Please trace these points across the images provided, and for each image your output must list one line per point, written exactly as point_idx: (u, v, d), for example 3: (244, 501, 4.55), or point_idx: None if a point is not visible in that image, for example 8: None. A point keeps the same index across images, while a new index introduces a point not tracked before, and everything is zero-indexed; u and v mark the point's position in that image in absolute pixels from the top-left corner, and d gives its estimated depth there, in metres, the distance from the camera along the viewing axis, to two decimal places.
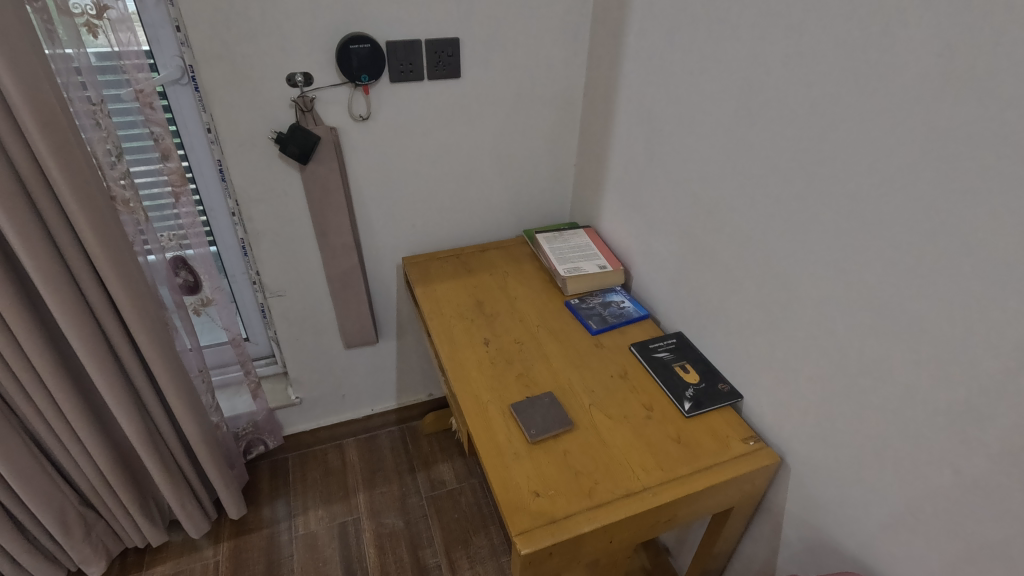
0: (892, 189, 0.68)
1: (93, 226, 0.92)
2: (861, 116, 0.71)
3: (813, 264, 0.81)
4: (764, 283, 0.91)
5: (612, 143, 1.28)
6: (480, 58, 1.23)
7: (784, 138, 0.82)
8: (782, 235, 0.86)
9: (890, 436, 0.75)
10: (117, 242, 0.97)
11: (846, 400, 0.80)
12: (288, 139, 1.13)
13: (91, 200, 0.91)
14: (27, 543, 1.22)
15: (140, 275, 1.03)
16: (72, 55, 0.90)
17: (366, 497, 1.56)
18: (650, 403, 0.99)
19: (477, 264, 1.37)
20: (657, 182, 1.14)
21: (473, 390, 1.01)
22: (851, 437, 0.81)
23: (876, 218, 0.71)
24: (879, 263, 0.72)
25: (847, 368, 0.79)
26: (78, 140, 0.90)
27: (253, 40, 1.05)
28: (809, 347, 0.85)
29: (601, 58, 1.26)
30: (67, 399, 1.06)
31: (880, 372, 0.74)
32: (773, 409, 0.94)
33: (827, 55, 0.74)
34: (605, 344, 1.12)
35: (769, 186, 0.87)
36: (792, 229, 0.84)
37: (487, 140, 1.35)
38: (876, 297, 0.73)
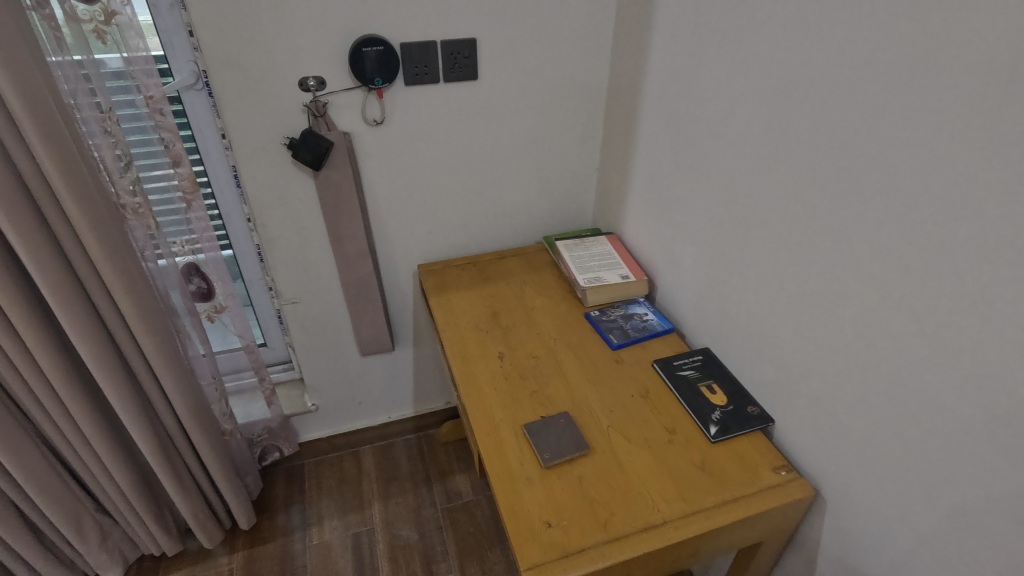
0: (938, 203, 0.61)
1: (97, 239, 0.90)
2: (907, 119, 0.63)
3: (849, 282, 0.74)
4: (796, 300, 0.84)
5: (636, 146, 1.22)
6: (497, 59, 1.18)
7: (818, 143, 0.75)
8: (816, 249, 0.79)
9: (935, 473, 0.67)
10: (120, 255, 0.95)
11: (888, 433, 0.73)
12: (300, 145, 1.10)
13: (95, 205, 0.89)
14: (45, 548, 1.24)
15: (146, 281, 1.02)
16: (81, 61, 0.89)
17: (380, 507, 1.54)
18: (673, 425, 0.93)
19: (493, 272, 1.32)
20: (684, 188, 1.07)
21: (485, 408, 0.96)
22: (893, 472, 0.73)
23: (921, 235, 0.64)
24: (927, 283, 0.64)
25: (889, 397, 0.72)
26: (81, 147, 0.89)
27: (263, 44, 1.03)
28: (846, 372, 0.77)
29: (625, 57, 1.20)
30: (81, 411, 1.06)
31: (926, 404, 0.67)
32: (806, 435, 0.87)
33: (866, 52, 0.67)
34: (626, 360, 1.06)
35: (804, 195, 0.79)
36: (827, 242, 0.77)
37: (505, 145, 1.30)
38: (919, 322, 0.66)
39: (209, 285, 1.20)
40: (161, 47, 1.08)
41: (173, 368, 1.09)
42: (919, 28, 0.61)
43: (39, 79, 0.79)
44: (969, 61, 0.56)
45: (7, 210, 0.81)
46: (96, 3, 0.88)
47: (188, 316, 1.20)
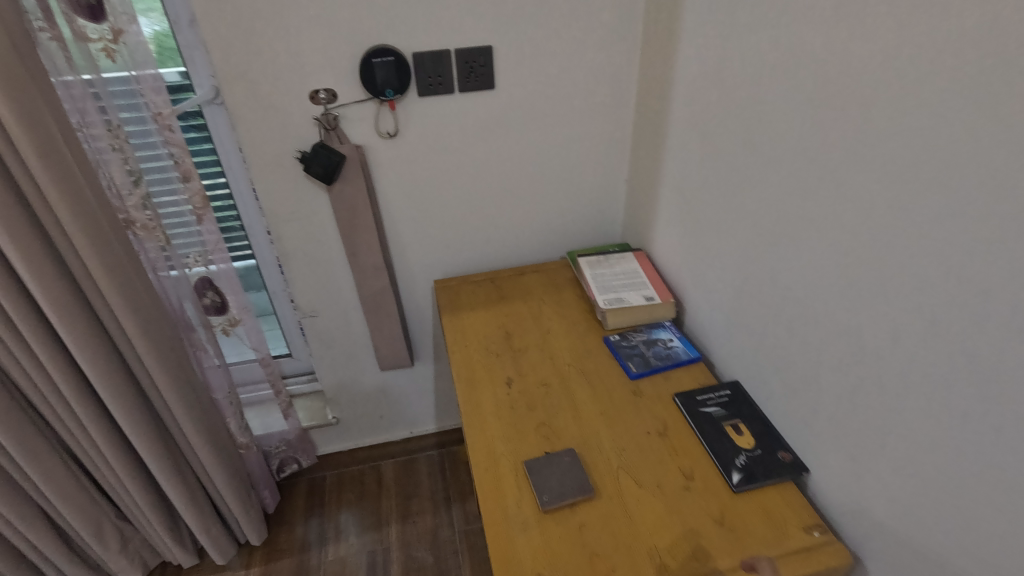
0: (1016, 233, 0.51)
1: (95, 253, 0.92)
2: (975, 130, 0.53)
3: (901, 321, 0.63)
4: (835, 337, 0.73)
5: (666, 157, 1.13)
6: (516, 67, 1.12)
7: (865, 158, 0.65)
8: (860, 280, 0.68)
9: (1006, 557, 0.56)
10: (119, 269, 0.97)
11: (944, 502, 0.62)
12: (312, 159, 1.08)
13: (98, 226, 0.92)
14: (70, 551, 1.29)
15: (148, 298, 1.05)
16: (90, 80, 0.92)
17: (397, 526, 1.51)
18: (691, 469, 0.84)
19: (511, 290, 1.26)
20: (714, 205, 0.98)
21: (486, 441, 0.90)
22: (955, 548, 0.62)
23: (993, 270, 0.53)
24: (998, 327, 0.53)
25: (950, 460, 0.60)
26: (85, 166, 0.92)
27: (275, 58, 1.01)
28: (895, 425, 0.66)
29: (654, 61, 1.12)
30: (91, 419, 1.09)
31: (993, 472, 0.56)
32: (847, 491, 0.76)
33: (924, 52, 0.57)
34: (645, 392, 0.98)
35: (846, 218, 0.69)
36: (873, 273, 0.66)
37: (527, 156, 1.24)
38: (989, 373, 0.55)
39: (223, 299, 1.21)
40: (181, 63, 1.09)
41: (172, 386, 1.11)
42: (991, 22, 0.50)
43: (39, 99, 0.82)
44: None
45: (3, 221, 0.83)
46: (105, 23, 0.91)
47: (204, 329, 1.22)
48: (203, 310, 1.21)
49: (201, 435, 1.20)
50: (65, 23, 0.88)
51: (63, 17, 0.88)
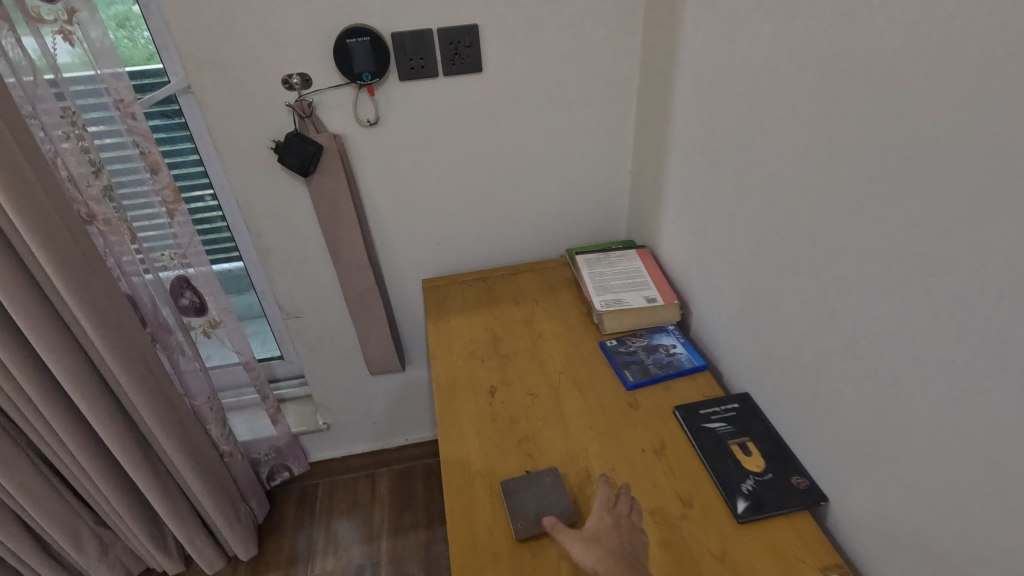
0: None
1: (50, 249, 0.85)
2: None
3: (943, 325, 0.52)
4: (859, 345, 0.63)
5: (671, 144, 1.03)
6: (506, 48, 1.04)
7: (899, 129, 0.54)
8: (888, 276, 0.57)
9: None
10: (78, 266, 0.90)
11: (994, 549, 0.51)
12: (286, 149, 1.01)
13: (51, 221, 0.85)
14: (50, 558, 1.23)
15: (113, 298, 0.98)
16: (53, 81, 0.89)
17: (388, 539, 1.43)
18: (690, 495, 0.74)
19: (504, 291, 1.17)
20: (722, 195, 0.87)
21: (461, 456, 0.82)
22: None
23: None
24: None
25: (1002, 496, 0.49)
26: (37, 156, 0.86)
27: (244, 40, 0.95)
28: (936, 452, 0.55)
29: (657, 39, 1.02)
30: (61, 422, 1.03)
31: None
32: (873, 524, 0.65)
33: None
34: (643, 404, 0.87)
35: (869, 203, 0.58)
36: (905, 270, 0.55)
37: (521, 146, 1.15)
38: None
39: (202, 299, 1.15)
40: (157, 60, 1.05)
41: (140, 391, 1.04)
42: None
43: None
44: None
45: None
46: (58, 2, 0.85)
47: (182, 331, 1.16)
48: (181, 311, 1.15)
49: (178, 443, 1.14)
50: (14, 3, 0.83)
51: None
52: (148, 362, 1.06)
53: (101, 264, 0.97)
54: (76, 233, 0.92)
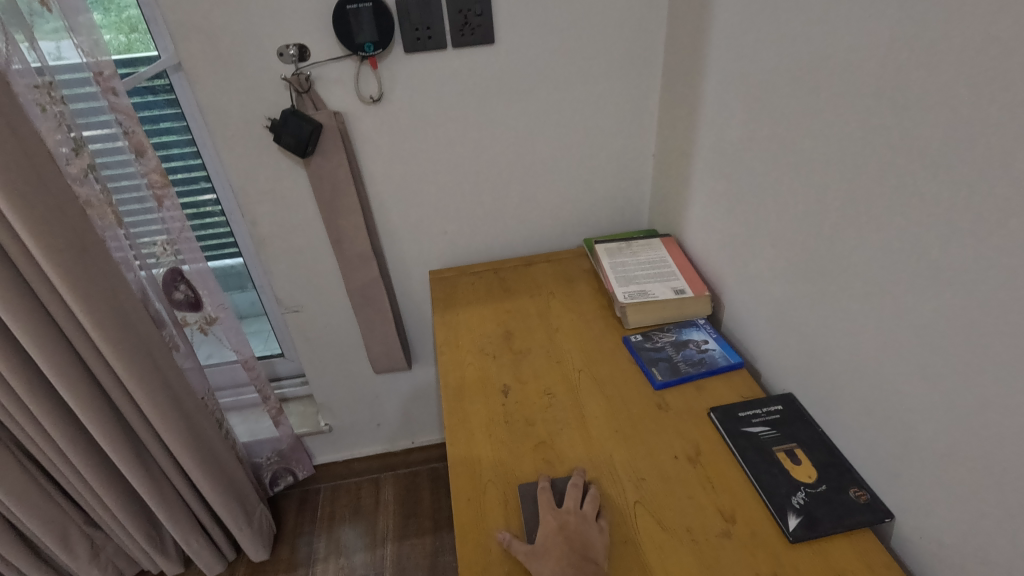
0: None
1: (36, 229, 0.78)
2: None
3: None
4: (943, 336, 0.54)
5: (700, 121, 0.94)
6: (520, 18, 0.95)
7: (1003, 72, 0.45)
8: (985, 251, 0.48)
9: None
10: (69, 250, 0.83)
11: None
12: (282, 128, 0.93)
13: (36, 203, 0.78)
14: (39, 560, 1.16)
15: (108, 284, 0.90)
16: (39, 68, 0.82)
17: (392, 548, 1.34)
18: (732, 510, 0.64)
19: (518, 283, 1.09)
20: (763, 172, 0.78)
21: (471, 463, 0.73)
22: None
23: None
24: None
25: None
26: (24, 130, 0.79)
27: (234, 8, 0.87)
28: None
29: (685, 6, 0.93)
30: (48, 419, 0.96)
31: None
32: (953, 546, 0.55)
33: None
34: (673, 406, 0.78)
35: (965, 165, 0.49)
36: (1013, 243, 0.46)
37: (536, 127, 1.06)
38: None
39: (197, 295, 1.08)
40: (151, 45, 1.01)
41: (141, 386, 0.96)
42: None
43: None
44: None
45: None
46: None
47: (176, 328, 1.09)
48: (175, 307, 1.08)
49: (183, 446, 1.06)
50: None
51: None
52: (153, 355, 1.00)
53: (99, 245, 0.90)
54: (67, 213, 0.84)
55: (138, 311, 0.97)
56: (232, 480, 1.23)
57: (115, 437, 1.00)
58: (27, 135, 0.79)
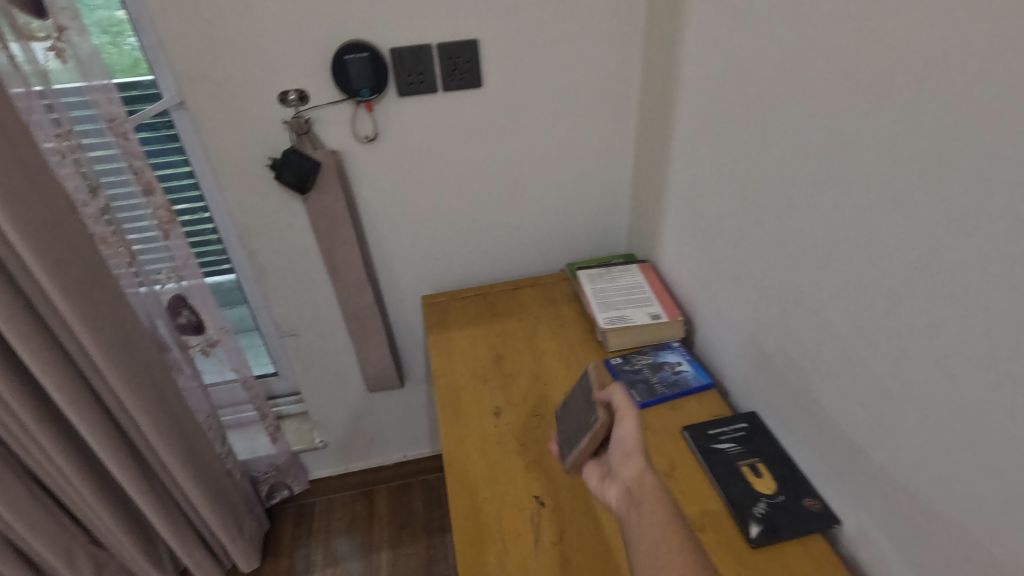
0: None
1: (49, 266, 0.83)
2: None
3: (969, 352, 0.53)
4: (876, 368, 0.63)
5: (672, 160, 1.02)
6: (506, 64, 1.03)
7: (921, 150, 0.53)
8: (908, 299, 0.57)
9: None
10: (79, 283, 0.88)
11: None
12: (282, 167, 0.99)
13: (52, 242, 0.84)
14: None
15: (115, 312, 0.96)
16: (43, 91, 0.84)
17: (388, 558, 1.40)
18: (702, 520, 0.72)
19: (506, 307, 1.16)
20: (728, 213, 0.87)
21: (466, 480, 0.80)
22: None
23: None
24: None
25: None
26: (43, 172, 0.83)
27: (237, 57, 0.93)
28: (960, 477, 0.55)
29: (657, 54, 1.01)
30: (54, 443, 1.00)
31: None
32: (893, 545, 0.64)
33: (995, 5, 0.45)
34: (650, 424, 0.86)
35: (895, 225, 0.57)
36: (934, 294, 0.54)
37: (521, 161, 1.14)
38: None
39: (200, 317, 1.13)
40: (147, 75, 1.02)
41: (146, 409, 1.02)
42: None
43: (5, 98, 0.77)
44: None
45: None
46: (49, 18, 0.82)
47: (180, 351, 1.15)
48: (179, 329, 1.13)
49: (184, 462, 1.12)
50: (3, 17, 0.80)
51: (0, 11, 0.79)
52: (156, 379, 1.05)
53: (106, 278, 0.95)
54: (80, 249, 0.90)
55: (143, 336, 1.03)
56: (226, 490, 1.28)
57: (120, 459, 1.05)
58: (45, 179, 0.84)
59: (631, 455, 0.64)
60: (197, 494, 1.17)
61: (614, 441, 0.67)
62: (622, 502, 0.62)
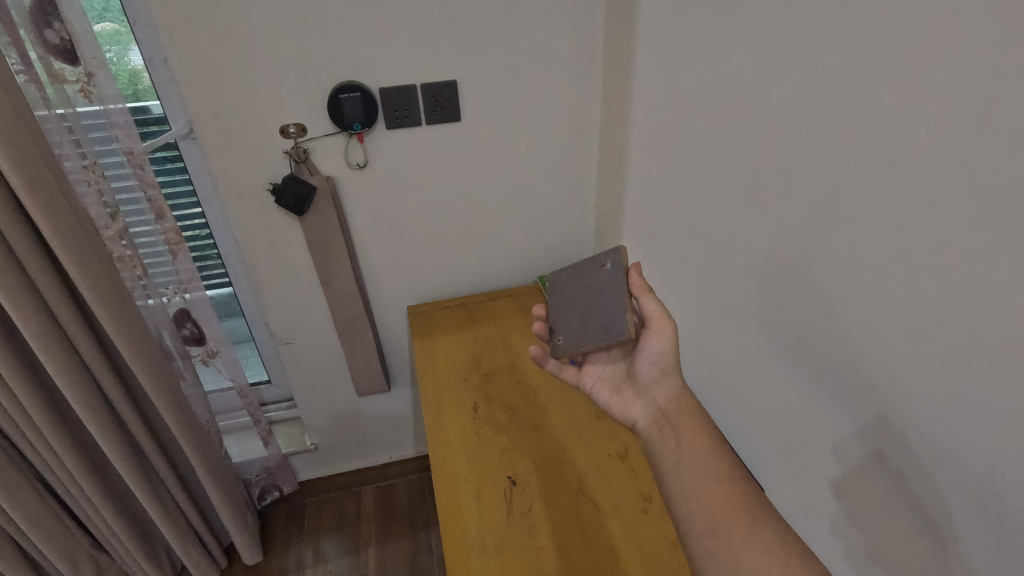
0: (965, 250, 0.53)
1: (87, 282, 0.94)
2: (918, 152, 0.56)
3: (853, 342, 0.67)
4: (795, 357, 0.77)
5: (629, 183, 1.18)
6: (482, 100, 1.16)
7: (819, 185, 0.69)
8: (814, 300, 0.72)
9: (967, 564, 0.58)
10: (111, 296, 0.99)
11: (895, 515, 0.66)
12: (282, 191, 1.11)
13: (85, 259, 0.94)
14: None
15: (138, 322, 1.06)
16: (63, 115, 0.95)
17: (376, 553, 1.50)
18: (650, 492, 0.85)
19: (483, 314, 1.30)
20: (689, 228, 1.00)
21: (448, 465, 0.92)
22: (913, 548, 0.65)
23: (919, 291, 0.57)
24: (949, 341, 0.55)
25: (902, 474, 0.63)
26: (72, 199, 0.95)
27: (243, 95, 1.05)
28: None
29: (614, 91, 1.16)
30: (64, 446, 1.05)
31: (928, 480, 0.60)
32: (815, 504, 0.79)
33: (865, 70, 0.60)
34: (608, 415, 0.99)
35: (799, 239, 0.73)
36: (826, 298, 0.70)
37: (497, 184, 1.27)
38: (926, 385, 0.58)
39: (201, 331, 1.23)
40: (157, 99, 1.10)
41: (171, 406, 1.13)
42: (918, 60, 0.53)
43: (27, 137, 0.85)
44: (987, 94, 0.49)
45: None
46: (80, 65, 0.94)
47: (182, 360, 1.23)
48: (182, 341, 1.23)
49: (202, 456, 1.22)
50: (41, 65, 0.91)
51: (39, 60, 0.90)
52: (169, 385, 1.15)
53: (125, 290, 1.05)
54: (106, 266, 1.01)
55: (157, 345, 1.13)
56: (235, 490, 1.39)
57: (131, 460, 1.13)
58: (77, 204, 0.96)
59: (666, 374, 0.67)
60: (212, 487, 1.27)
61: (642, 355, 0.69)
62: (649, 416, 0.65)
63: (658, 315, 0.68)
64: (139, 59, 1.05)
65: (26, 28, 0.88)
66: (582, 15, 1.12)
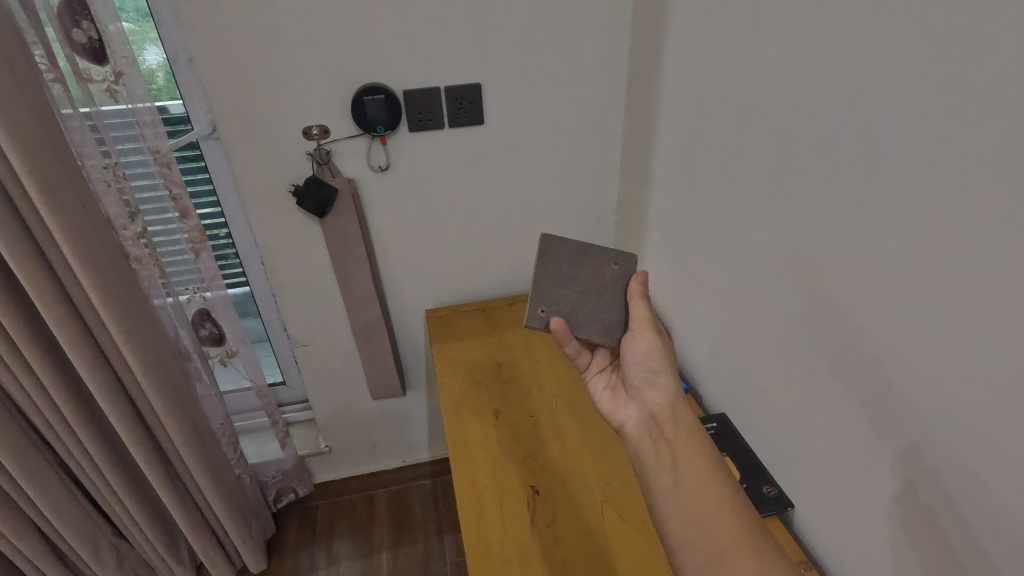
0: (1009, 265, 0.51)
1: (96, 283, 0.93)
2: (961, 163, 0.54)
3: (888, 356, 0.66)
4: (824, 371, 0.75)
5: (654, 188, 1.16)
6: (505, 104, 1.15)
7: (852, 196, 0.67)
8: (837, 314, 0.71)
9: None
10: (120, 298, 0.98)
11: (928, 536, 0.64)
12: (304, 193, 1.10)
13: (96, 260, 0.93)
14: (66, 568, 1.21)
15: (148, 323, 1.06)
16: (88, 113, 0.95)
17: (388, 558, 1.49)
18: None
19: (502, 319, 1.29)
20: (711, 236, 0.98)
21: (470, 474, 0.90)
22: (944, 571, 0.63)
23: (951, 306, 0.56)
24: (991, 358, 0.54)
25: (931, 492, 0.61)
26: (85, 199, 0.94)
27: (268, 96, 1.05)
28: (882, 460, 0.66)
29: (639, 96, 1.15)
30: (87, 437, 1.05)
31: (957, 500, 0.58)
32: (843, 520, 0.77)
33: None
34: None
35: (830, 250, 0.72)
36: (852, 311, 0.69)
37: (519, 187, 1.26)
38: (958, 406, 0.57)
39: (221, 330, 1.22)
40: (178, 99, 1.10)
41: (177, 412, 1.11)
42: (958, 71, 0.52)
43: (40, 134, 0.84)
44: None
45: (17, 256, 0.85)
46: (107, 65, 0.93)
47: (200, 361, 1.23)
48: (200, 341, 1.22)
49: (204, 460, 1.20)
50: (68, 64, 0.91)
51: (66, 59, 0.91)
52: (177, 387, 1.14)
53: (136, 292, 1.04)
54: (117, 267, 1.00)
55: (167, 348, 1.12)
56: (237, 495, 1.36)
57: (150, 458, 1.12)
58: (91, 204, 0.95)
59: (655, 374, 0.71)
60: (212, 493, 1.25)
61: (629, 356, 0.73)
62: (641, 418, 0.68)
63: (642, 321, 0.74)
64: (157, 58, 1.05)
65: (53, 26, 0.88)
66: (607, 17, 1.11)
